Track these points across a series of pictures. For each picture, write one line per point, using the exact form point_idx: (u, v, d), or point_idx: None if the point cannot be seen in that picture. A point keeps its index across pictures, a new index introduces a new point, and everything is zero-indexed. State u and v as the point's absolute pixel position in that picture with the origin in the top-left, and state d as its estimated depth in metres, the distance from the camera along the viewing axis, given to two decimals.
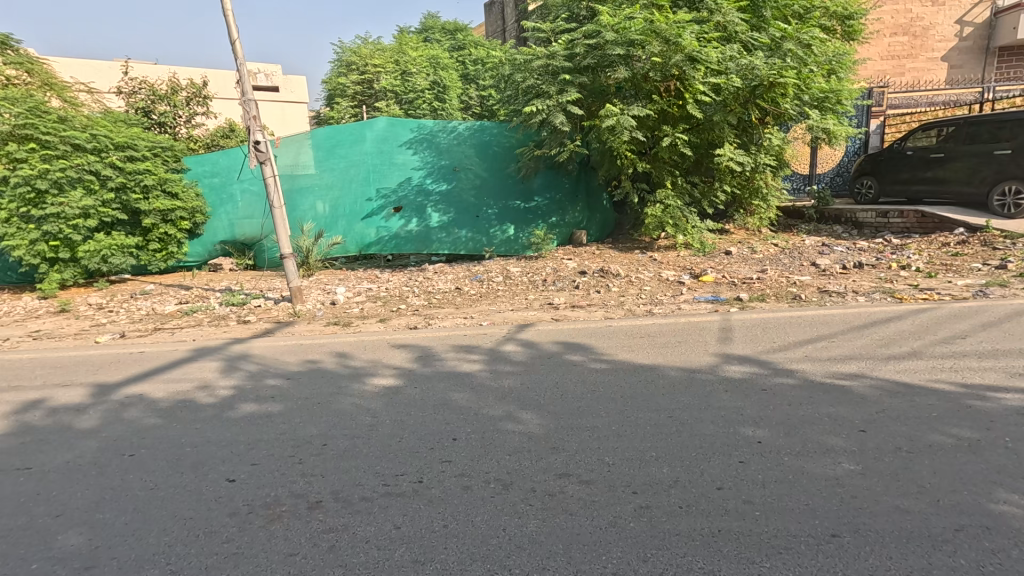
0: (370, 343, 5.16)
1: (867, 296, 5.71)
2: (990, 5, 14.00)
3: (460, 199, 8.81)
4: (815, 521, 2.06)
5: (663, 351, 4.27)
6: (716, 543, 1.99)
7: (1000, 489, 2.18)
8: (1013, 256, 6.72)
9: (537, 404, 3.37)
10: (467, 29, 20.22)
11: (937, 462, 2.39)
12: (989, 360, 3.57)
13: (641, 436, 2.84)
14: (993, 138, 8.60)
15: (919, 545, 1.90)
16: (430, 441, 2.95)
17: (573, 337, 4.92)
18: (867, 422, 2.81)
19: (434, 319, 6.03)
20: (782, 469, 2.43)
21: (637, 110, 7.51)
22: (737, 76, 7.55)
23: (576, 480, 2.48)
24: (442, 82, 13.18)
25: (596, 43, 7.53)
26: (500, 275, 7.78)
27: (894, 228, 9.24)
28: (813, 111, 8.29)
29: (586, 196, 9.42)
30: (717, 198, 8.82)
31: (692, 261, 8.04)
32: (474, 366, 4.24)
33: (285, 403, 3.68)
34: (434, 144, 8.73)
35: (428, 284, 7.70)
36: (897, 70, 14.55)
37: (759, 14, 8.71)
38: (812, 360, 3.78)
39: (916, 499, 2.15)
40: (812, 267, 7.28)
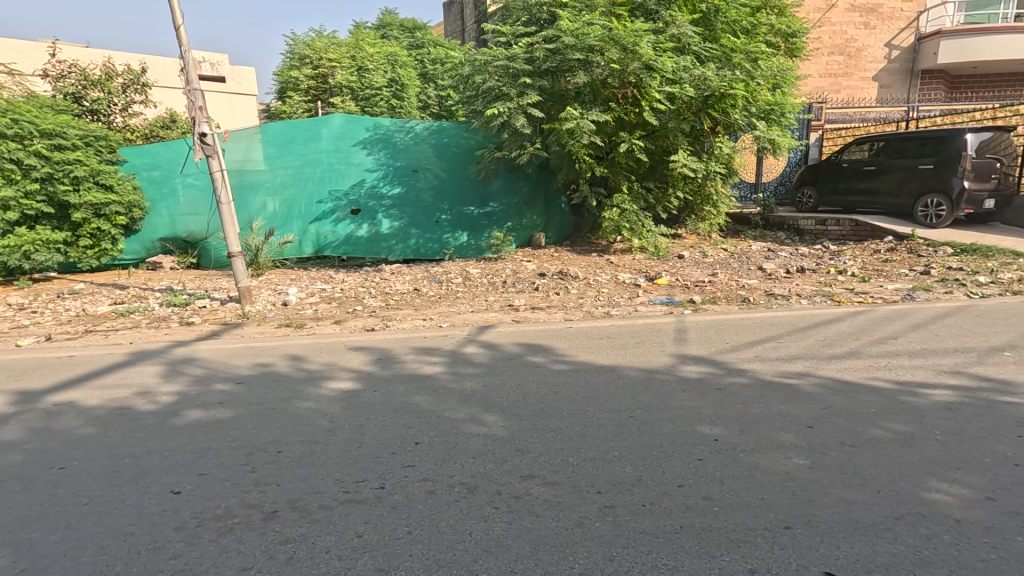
0: (325, 345, 5.00)
1: (809, 299, 6.06)
2: (914, 30, 15.11)
3: (418, 200, 8.67)
4: (769, 514, 2.15)
5: (623, 352, 4.35)
6: (678, 539, 2.04)
7: (933, 478, 2.35)
8: (935, 262, 7.29)
9: (501, 406, 3.36)
10: (425, 27, 19.95)
11: (878, 455, 2.55)
12: (918, 358, 3.86)
13: (603, 436, 2.88)
14: (917, 153, 9.29)
15: (864, 534, 2.01)
16: (393, 445, 2.89)
17: (533, 338, 4.95)
18: (814, 418, 2.96)
19: (393, 321, 5.91)
20: (738, 465, 2.52)
21: (596, 115, 7.65)
22: (691, 86, 7.82)
23: (542, 482, 2.48)
24: (400, 79, 12.93)
25: (557, 47, 7.62)
26: (459, 277, 7.72)
27: (832, 235, 9.83)
28: (759, 122, 8.67)
29: (544, 199, 9.50)
30: (671, 203, 9.11)
31: (647, 264, 8.28)
32: (435, 368, 4.18)
33: (236, 409, 3.50)
34: (391, 144, 8.56)
35: (385, 284, 7.54)
36: (835, 88, 15.59)
37: (711, 26, 9.07)
38: (762, 360, 3.96)
39: (859, 491, 2.28)
40: (759, 271, 7.64)
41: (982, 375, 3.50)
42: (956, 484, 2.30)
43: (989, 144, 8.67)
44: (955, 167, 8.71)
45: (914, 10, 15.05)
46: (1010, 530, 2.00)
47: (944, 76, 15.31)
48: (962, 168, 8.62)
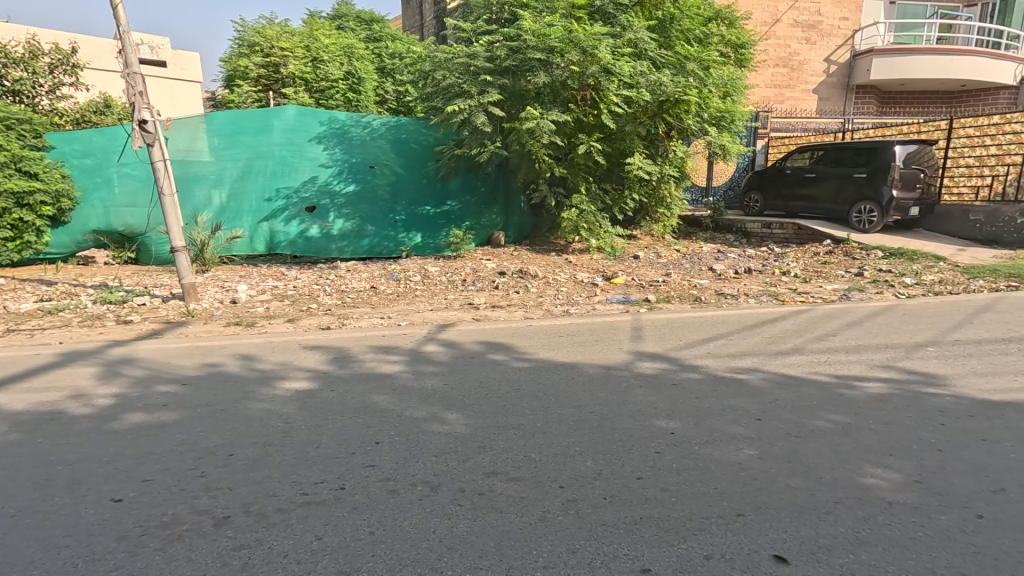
0: (278, 344, 4.82)
1: (756, 298, 6.37)
2: (850, 48, 16.15)
3: (374, 197, 8.48)
4: (722, 503, 2.25)
5: (582, 349, 4.44)
6: (638, 529, 2.10)
7: (868, 464, 2.52)
8: (868, 265, 7.81)
9: (462, 404, 3.35)
10: (383, 20, 19.56)
11: (819, 444, 2.72)
12: (854, 354, 4.13)
13: (564, 431, 2.93)
14: (852, 163, 9.94)
15: (809, 518, 2.14)
16: (353, 445, 2.84)
17: (494, 336, 4.95)
18: (762, 411, 3.12)
19: (349, 319, 5.76)
20: (694, 457, 2.63)
21: (556, 115, 7.72)
22: (647, 90, 8.05)
23: (505, 478, 2.49)
24: (356, 73, 12.53)
25: (518, 47, 7.66)
26: (418, 275, 7.63)
27: (776, 238, 10.34)
28: (710, 128, 9.02)
29: (504, 197, 9.51)
30: (626, 205, 9.34)
31: (604, 264, 8.45)
32: (394, 367, 4.12)
33: (182, 411, 3.32)
34: (347, 139, 8.34)
35: (341, 282, 7.35)
36: (779, 98, 16.37)
37: (666, 34, 9.38)
38: (714, 357, 4.13)
39: (803, 478, 2.42)
40: (710, 272, 7.95)
41: (908, 368, 3.79)
42: (889, 470, 2.48)
43: (915, 155, 9.38)
44: (886, 176, 9.36)
45: (850, 29, 16.08)
46: (935, 510, 2.17)
47: (876, 92, 16.44)
48: (891, 177, 9.29)
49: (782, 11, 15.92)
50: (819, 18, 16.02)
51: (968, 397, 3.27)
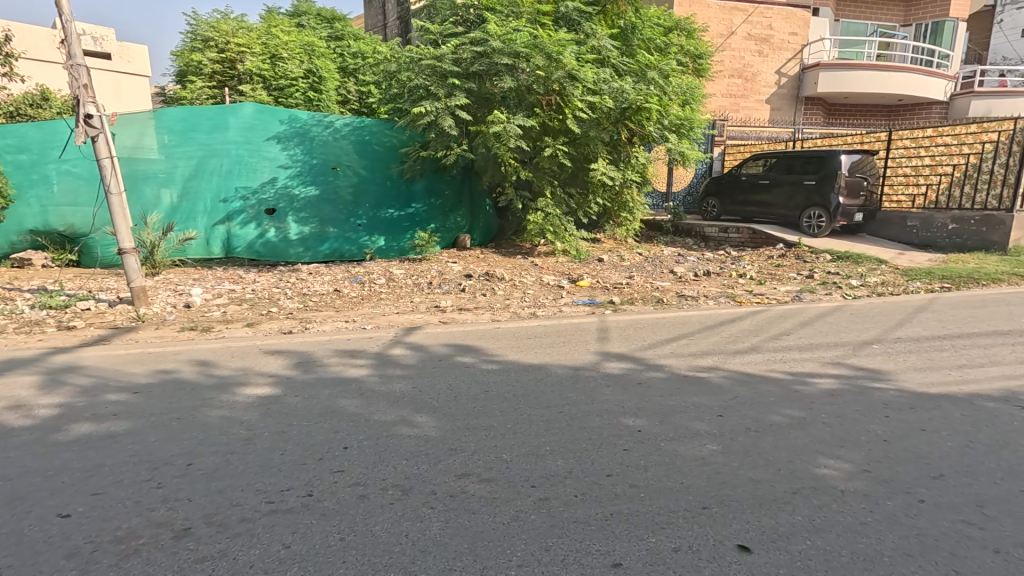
0: (238, 349, 4.66)
1: (714, 300, 6.61)
2: (799, 61, 16.97)
3: (337, 198, 8.30)
4: (688, 497, 2.33)
5: (549, 351, 4.49)
6: (609, 525, 2.15)
7: (821, 455, 2.66)
8: (818, 268, 8.24)
9: (432, 407, 3.33)
10: (345, 18, 19.17)
11: (778, 438, 2.84)
12: (806, 352, 4.35)
13: (534, 432, 2.96)
14: (803, 170, 10.46)
15: (769, 509, 2.24)
16: (320, 450, 2.78)
17: (461, 339, 4.95)
18: (723, 408, 3.24)
19: (313, 323, 5.63)
20: (660, 453, 2.70)
21: (522, 120, 7.77)
22: (610, 97, 8.23)
23: (476, 479, 2.49)
24: (317, 71, 12.15)
25: (484, 50, 7.69)
26: (383, 278, 7.52)
27: (732, 242, 10.75)
28: (671, 134, 9.26)
29: (469, 200, 9.50)
30: (590, 209, 9.51)
31: (569, 267, 8.57)
32: (361, 371, 4.05)
33: (134, 420, 3.16)
34: (308, 138, 8.15)
35: (302, 285, 7.16)
36: (735, 107, 16.89)
37: (629, 42, 9.64)
38: (677, 356, 4.26)
39: (764, 471, 2.52)
40: (671, 274, 8.19)
41: (856, 365, 4.02)
42: (840, 460, 2.62)
43: (859, 164, 9.96)
44: (834, 184, 9.89)
45: (799, 44, 16.89)
46: (882, 496, 2.32)
47: (822, 104, 17.34)
48: (838, 185, 9.83)
49: (736, 24, 16.45)
50: (770, 32, 16.74)
51: (909, 391, 3.49)
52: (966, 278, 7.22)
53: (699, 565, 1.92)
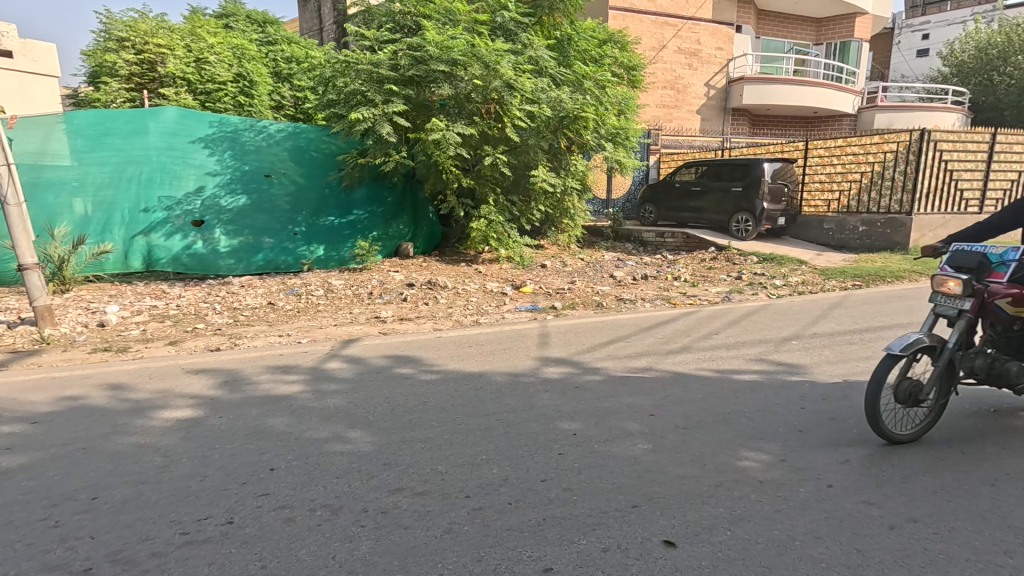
0: (156, 370, 4.34)
1: (651, 302, 6.85)
2: (725, 75, 18.00)
3: (271, 207, 7.95)
4: (619, 496, 2.39)
5: (490, 358, 4.50)
6: (542, 530, 2.16)
7: (743, 448, 2.80)
8: (745, 269, 8.73)
9: (367, 421, 3.24)
10: (277, 20, 18.49)
11: (704, 434, 2.98)
12: (733, 349, 4.59)
13: (471, 441, 2.94)
14: (731, 178, 11.07)
15: (695, 503, 2.32)
16: (244, 472, 2.64)
17: (401, 349, 4.86)
18: (655, 407, 3.35)
19: (243, 338, 5.35)
20: (593, 455, 2.76)
21: (461, 128, 7.77)
22: (548, 106, 8.40)
23: (410, 493, 2.45)
24: (248, 75, 11.55)
25: (421, 57, 7.68)
26: (321, 289, 7.27)
27: (668, 246, 11.19)
28: (608, 143, 9.58)
29: (412, 207, 9.38)
30: (533, 216, 9.63)
31: (513, 273, 8.62)
32: (293, 387, 3.88)
33: (31, 454, 2.88)
34: (238, 144, 7.77)
35: (233, 299, 6.80)
36: (668, 117, 17.65)
37: (565, 53, 9.91)
38: (613, 358, 4.39)
39: (691, 466, 2.63)
40: (610, 279, 8.43)
41: (777, 360, 4.27)
42: (759, 451, 2.78)
43: (780, 172, 10.69)
44: (758, 190, 10.53)
45: (724, 58, 17.92)
46: (796, 483, 2.47)
47: (747, 115, 18.48)
48: (762, 191, 10.47)
49: (667, 38, 17.24)
50: (699, 46, 17.64)
51: (823, 383, 3.76)
52: (875, 276, 7.86)
53: (626, 563, 1.96)
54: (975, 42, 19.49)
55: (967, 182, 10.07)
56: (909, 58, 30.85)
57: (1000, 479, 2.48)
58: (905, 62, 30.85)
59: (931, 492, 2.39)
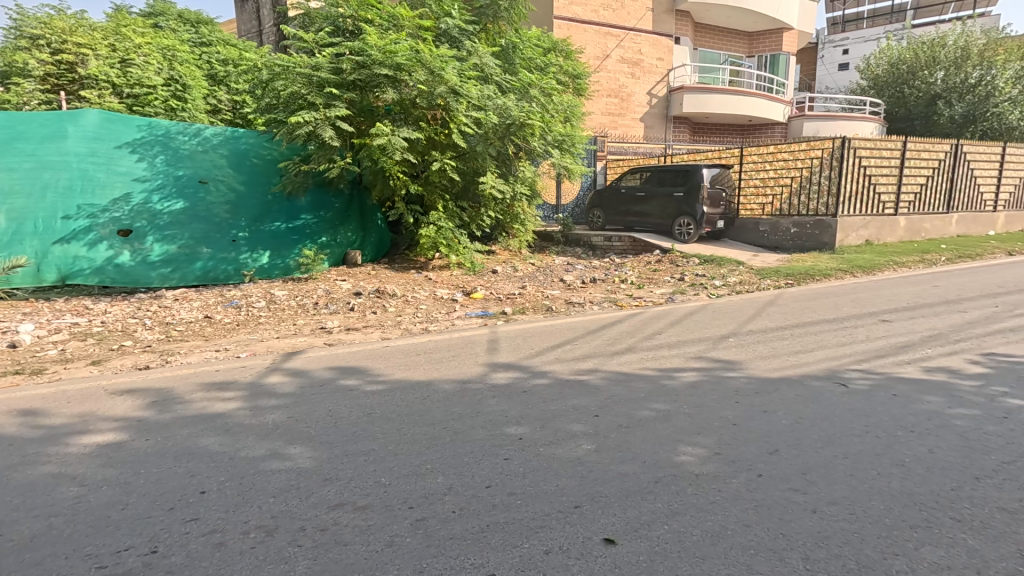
0: (75, 393, 4.02)
1: (599, 305, 7.00)
2: (666, 84, 18.73)
3: (208, 216, 7.51)
4: (562, 498, 2.42)
5: (438, 365, 4.46)
6: (485, 537, 2.16)
7: (681, 444, 2.91)
8: (687, 271, 9.08)
9: (308, 436, 3.14)
10: (212, 21, 17.73)
11: (644, 431, 3.07)
12: (674, 348, 4.76)
13: (417, 451, 2.90)
14: (673, 183, 11.51)
15: (633, 500, 2.39)
16: (172, 497, 2.50)
17: (347, 361, 4.73)
18: (599, 408, 3.43)
19: (175, 355, 5.05)
20: (538, 459, 2.78)
21: (407, 133, 7.67)
22: (495, 113, 8.41)
23: (351, 508, 2.38)
24: (181, 78, 10.90)
25: (364, 61, 7.56)
26: (262, 300, 6.97)
27: (616, 250, 11.48)
28: (554, 150, 9.70)
29: (359, 214, 9.19)
30: (483, 222, 9.63)
31: (464, 279, 8.59)
32: (229, 404, 3.70)
33: None
34: (171, 149, 7.38)
35: (165, 313, 6.42)
36: (614, 125, 18.12)
37: (511, 60, 9.99)
38: (561, 361, 4.45)
39: (631, 464, 2.70)
40: (560, 283, 8.55)
41: (716, 357, 4.46)
42: (696, 446, 2.89)
43: (718, 178, 11.23)
44: (699, 195, 10.99)
45: (664, 68, 18.64)
46: (729, 475, 2.59)
47: (688, 122, 19.34)
48: (702, 196, 10.94)
49: (610, 48, 17.76)
50: (641, 57, 18.26)
51: (756, 377, 3.96)
52: (805, 275, 8.34)
53: (567, 564, 1.99)
54: (888, 56, 20.84)
55: (883, 186, 10.91)
56: (832, 71, 33.10)
57: (909, 459, 2.69)
58: (829, 75, 33.04)
59: (849, 476, 2.56)
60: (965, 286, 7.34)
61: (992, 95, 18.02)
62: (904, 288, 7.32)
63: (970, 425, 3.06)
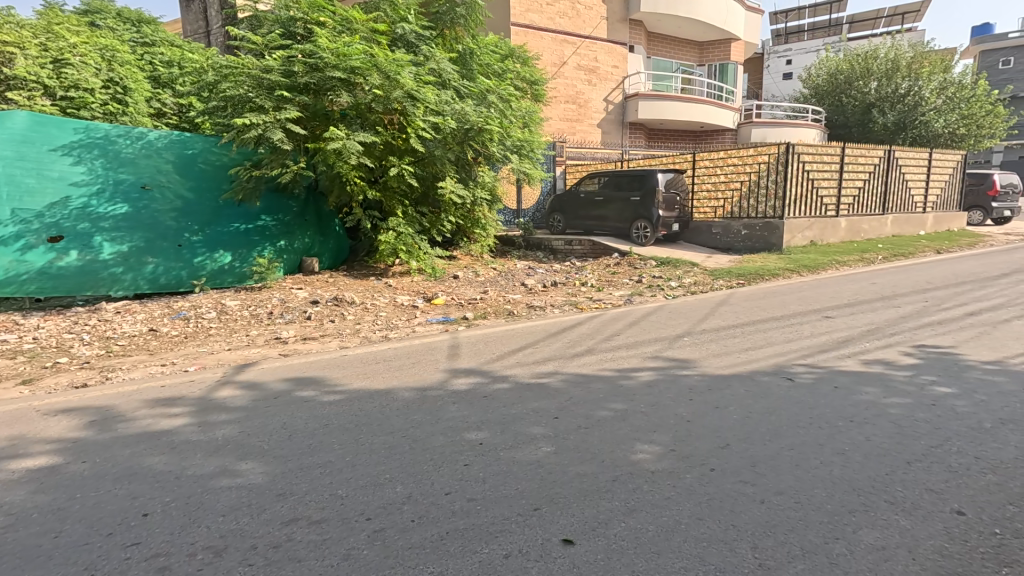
0: (3, 415, 3.74)
1: (560, 308, 7.09)
2: (621, 90, 19.17)
3: (153, 223, 7.09)
4: (521, 501, 2.43)
5: (398, 373, 4.41)
6: (444, 544, 2.15)
7: (638, 442, 2.98)
8: (645, 273, 9.32)
9: (261, 450, 3.03)
10: (154, 20, 16.95)
11: (603, 431, 3.12)
12: (633, 348, 4.87)
13: (375, 461, 2.85)
14: (629, 188, 11.78)
15: (591, 500, 2.43)
16: (111, 522, 2.36)
17: (303, 371, 4.61)
18: (559, 409, 3.47)
19: (116, 371, 4.77)
20: (498, 463, 2.79)
21: (363, 137, 7.56)
22: (453, 118, 8.39)
23: (306, 522, 2.32)
24: (121, 80, 10.43)
25: (316, 64, 7.41)
26: (212, 310, 6.69)
27: (576, 253, 11.65)
28: (513, 155, 9.74)
29: (315, 220, 8.97)
30: (444, 227, 9.57)
31: (425, 285, 8.51)
32: (176, 421, 3.53)
33: None
34: (111, 153, 6.92)
35: (105, 327, 6.07)
36: (572, 130, 18.36)
37: (468, 66, 10.05)
38: (521, 365, 4.48)
39: (590, 464, 2.75)
40: (521, 287, 8.60)
41: (671, 356, 4.59)
42: (652, 443, 2.96)
43: (672, 182, 11.58)
44: (654, 199, 11.29)
45: (620, 75, 19.09)
46: (683, 471, 2.66)
47: (643, 128, 19.89)
48: (657, 200, 11.24)
49: (567, 55, 18.05)
50: (597, 64, 18.64)
51: (709, 374, 4.10)
52: (754, 274, 8.71)
53: (526, 567, 2.00)
54: (827, 67, 22.01)
55: (825, 189, 11.53)
56: (777, 80, 34.76)
57: (849, 448, 2.85)
58: (774, 84, 34.67)
59: (794, 466, 2.68)
60: (899, 282, 7.83)
61: (919, 104, 19.47)
62: (846, 286, 7.73)
63: (903, 413, 3.26)
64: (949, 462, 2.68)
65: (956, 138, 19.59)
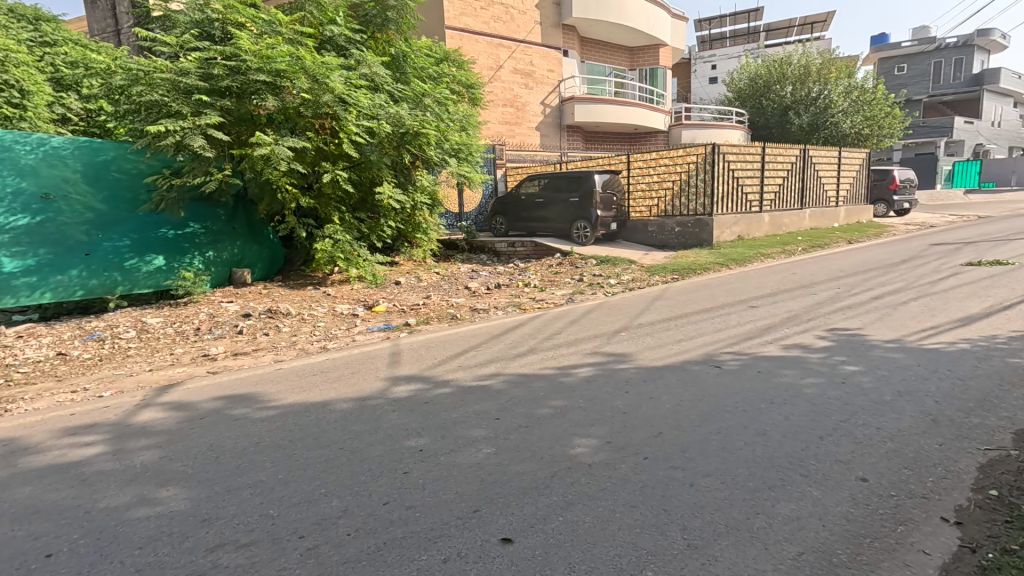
0: None
1: (503, 309, 7.13)
2: (557, 93, 19.53)
3: (60, 238, 6.44)
4: (460, 504, 2.43)
5: (336, 384, 4.28)
6: (381, 555, 2.11)
7: (576, 437, 3.04)
8: (586, 272, 9.56)
9: (185, 475, 2.85)
10: (55, 17, 15.59)
11: (543, 429, 3.16)
12: (573, 346, 4.97)
13: (310, 476, 2.75)
14: (568, 190, 12.04)
15: (530, 496, 2.46)
16: (6, 567, 2.14)
17: (233, 388, 4.38)
18: (500, 411, 3.48)
19: (18, 401, 4.33)
20: (438, 468, 2.77)
21: (292, 142, 7.31)
22: (387, 122, 8.24)
23: (233, 547, 2.21)
24: (17, 82, 9.43)
25: (237, 67, 7.13)
26: (131, 329, 6.22)
27: (519, 255, 11.76)
28: (452, 159, 9.61)
29: (246, 229, 8.52)
30: (384, 233, 9.34)
31: (365, 293, 8.30)
32: (88, 450, 3.26)
33: None
34: (6, 160, 6.11)
35: (5, 352, 5.52)
36: (510, 133, 18.52)
37: (402, 69, 9.97)
38: (463, 368, 4.47)
39: (530, 462, 2.78)
40: (465, 290, 8.57)
41: (609, 351, 4.72)
42: (590, 437, 3.04)
43: (609, 183, 11.92)
44: (592, 200, 11.59)
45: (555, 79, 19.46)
46: (618, 461, 2.75)
47: (580, 131, 20.37)
48: (595, 201, 11.56)
49: (502, 58, 18.18)
50: (533, 68, 18.91)
51: (644, 367, 4.25)
52: (688, 270, 9.13)
53: (465, 569, 2.00)
54: (747, 72, 23.37)
55: (749, 187, 12.25)
56: (703, 85, 36.65)
57: (770, 428, 3.04)
58: (700, 88, 36.52)
59: (721, 449, 2.83)
60: (815, 272, 8.46)
61: (829, 107, 21.10)
62: (770, 276, 8.25)
63: (816, 392, 3.52)
64: (855, 434, 2.92)
65: (861, 138, 21.38)
